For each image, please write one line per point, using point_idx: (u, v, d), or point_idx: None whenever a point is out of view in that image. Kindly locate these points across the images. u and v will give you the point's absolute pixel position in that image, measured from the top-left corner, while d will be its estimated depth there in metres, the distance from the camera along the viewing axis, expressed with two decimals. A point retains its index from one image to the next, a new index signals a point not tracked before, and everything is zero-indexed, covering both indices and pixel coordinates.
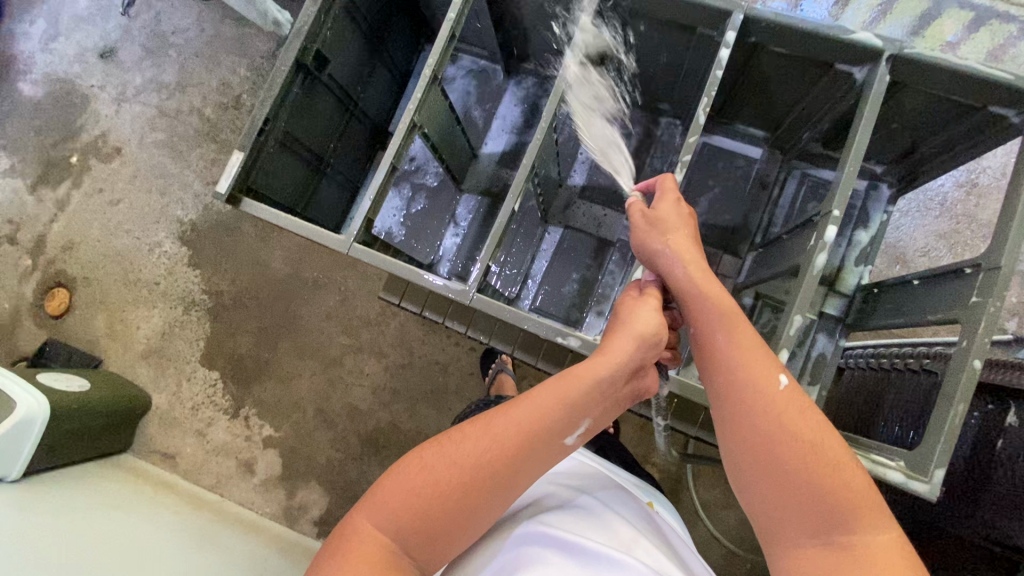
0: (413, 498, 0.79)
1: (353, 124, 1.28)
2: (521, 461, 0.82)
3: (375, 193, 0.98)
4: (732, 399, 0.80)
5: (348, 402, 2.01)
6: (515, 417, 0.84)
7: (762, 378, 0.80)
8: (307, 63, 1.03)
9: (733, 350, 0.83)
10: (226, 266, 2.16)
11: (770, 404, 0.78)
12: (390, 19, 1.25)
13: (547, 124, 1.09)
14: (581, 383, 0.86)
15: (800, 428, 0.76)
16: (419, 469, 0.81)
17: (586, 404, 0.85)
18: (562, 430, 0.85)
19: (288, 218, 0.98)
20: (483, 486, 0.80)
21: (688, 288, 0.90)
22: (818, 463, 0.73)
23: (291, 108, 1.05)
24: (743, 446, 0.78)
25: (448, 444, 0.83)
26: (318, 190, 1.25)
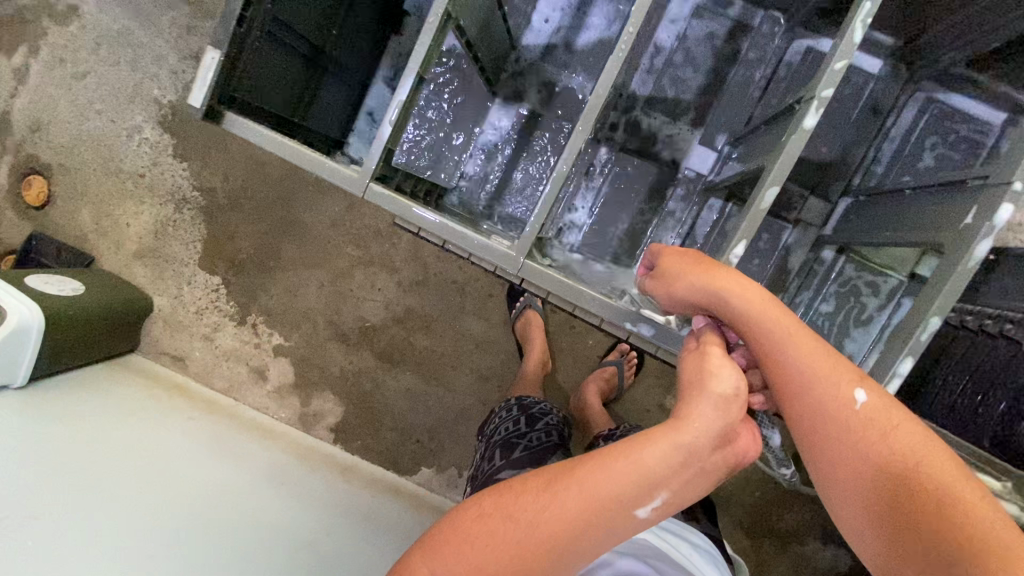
0: (467, 554, 0.76)
1: (360, 2, 1.00)
2: (586, 531, 0.77)
3: (397, 117, 0.76)
4: (820, 434, 0.80)
5: (361, 316, 1.91)
6: (580, 478, 0.78)
7: (843, 404, 0.80)
8: None
9: (809, 377, 0.81)
10: (217, 160, 1.93)
11: (856, 433, 0.78)
12: None
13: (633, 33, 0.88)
14: (653, 444, 0.79)
15: (892, 454, 0.76)
16: (476, 519, 0.79)
17: (664, 475, 0.78)
18: (635, 500, 0.78)
19: (285, 145, 0.78)
20: (544, 551, 0.75)
21: (743, 323, 0.84)
22: (920, 488, 0.74)
23: None
24: (839, 481, 0.79)
25: (508, 498, 0.80)
26: (318, 93, 1.01)
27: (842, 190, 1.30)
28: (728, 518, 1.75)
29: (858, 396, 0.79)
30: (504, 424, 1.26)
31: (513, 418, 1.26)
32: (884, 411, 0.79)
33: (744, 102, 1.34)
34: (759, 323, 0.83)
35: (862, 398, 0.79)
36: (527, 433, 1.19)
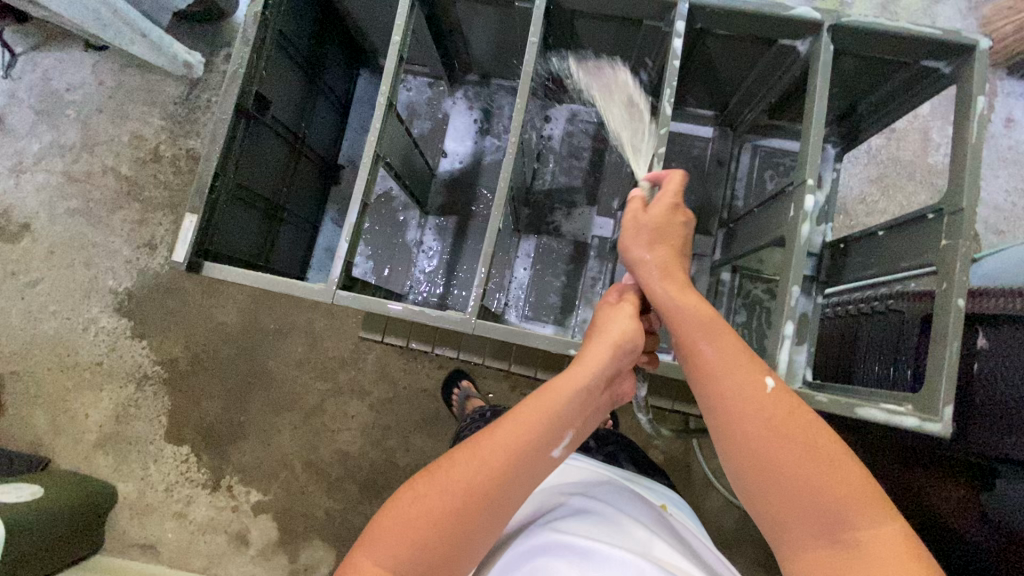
0: (408, 528, 0.80)
1: (303, 162, 1.21)
2: (512, 481, 0.85)
3: (351, 234, 0.93)
4: (728, 411, 0.85)
5: (338, 449, 1.92)
6: (505, 437, 0.86)
7: (747, 383, 0.85)
8: (249, 107, 0.96)
9: (720, 360, 0.88)
10: (175, 330, 2.01)
11: (761, 408, 0.83)
12: (323, 46, 1.19)
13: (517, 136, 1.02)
14: (561, 394, 0.91)
15: (791, 429, 0.81)
16: (413, 500, 0.82)
17: (570, 416, 0.91)
18: (551, 444, 0.89)
19: (259, 277, 0.91)
20: (478, 505, 0.82)
21: (667, 302, 0.94)
22: (806, 458, 0.78)
23: (239, 157, 0.97)
24: (735, 449, 0.83)
25: (439, 470, 0.84)
26: (278, 238, 1.18)
27: (717, 222, 1.40)
28: (742, 556, 1.76)
29: (765, 372, 0.84)
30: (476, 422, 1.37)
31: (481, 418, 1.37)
32: (784, 395, 0.84)
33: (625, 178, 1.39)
34: (677, 301, 0.94)
35: (768, 381, 0.85)
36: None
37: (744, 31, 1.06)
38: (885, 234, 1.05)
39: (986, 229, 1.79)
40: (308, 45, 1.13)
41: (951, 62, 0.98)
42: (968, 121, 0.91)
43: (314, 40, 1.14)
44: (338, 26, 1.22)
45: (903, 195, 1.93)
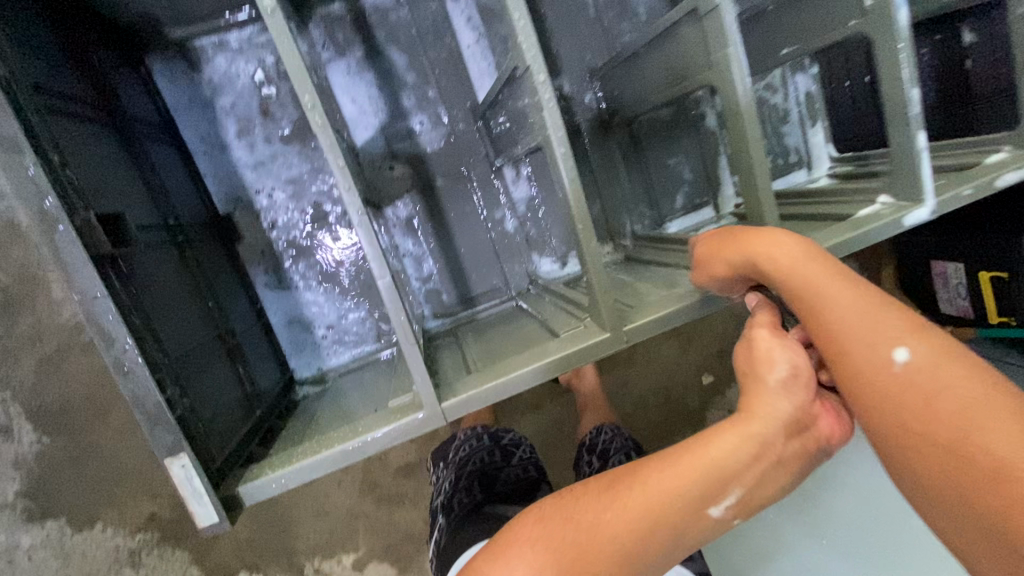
0: (532, 562, 0.57)
1: (197, 248, 0.79)
2: (661, 540, 0.56)
3: (408, 330, 0.62)
4: (881, 406, 0.53)
5: (399, 467, 1.73)
6: (653, 480, 0.58)
7: (897, 364, 0.52)
8: (106, 247, 0.54)
9: (853, 342, 0.55)
10: (126, 491, 1.56)
11: (919, 401, 0.51)
12: (93, 66, 0.69)
13: (539, 66, 0.62)
14: (713, 439, 0.58)
15: (971, 423, 0.48)
16: (536, 521, 0.59)
17: (733, 474, 0.57)
18: (710, 500, 0.57)
19: (326, 455, 0.63)
20: (623, 557, 0.56)
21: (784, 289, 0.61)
22: (965, 464, 0.47)
23: (152, 325, 0.59)
24: (905, 462, 0.51)
25: (566, 500, 0.61)
26: (247, 364, 0.82)
27: None
28: None
29: (912, 347, 0.52)
30: (468, 441, 1.06)
31: (489, 449, 1.04)
32: (932, 367, 0.51)
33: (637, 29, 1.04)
34: (788, 271, 0.60)
35: (898, 353, 0.53)
36: (503, 468, 1.01)
37: None
38: None
39: None
40: (75, 75, 0.64)
41: None
42: None
43: (73, 60, 0.65)
44: (83, 17, 0.70)
45: None
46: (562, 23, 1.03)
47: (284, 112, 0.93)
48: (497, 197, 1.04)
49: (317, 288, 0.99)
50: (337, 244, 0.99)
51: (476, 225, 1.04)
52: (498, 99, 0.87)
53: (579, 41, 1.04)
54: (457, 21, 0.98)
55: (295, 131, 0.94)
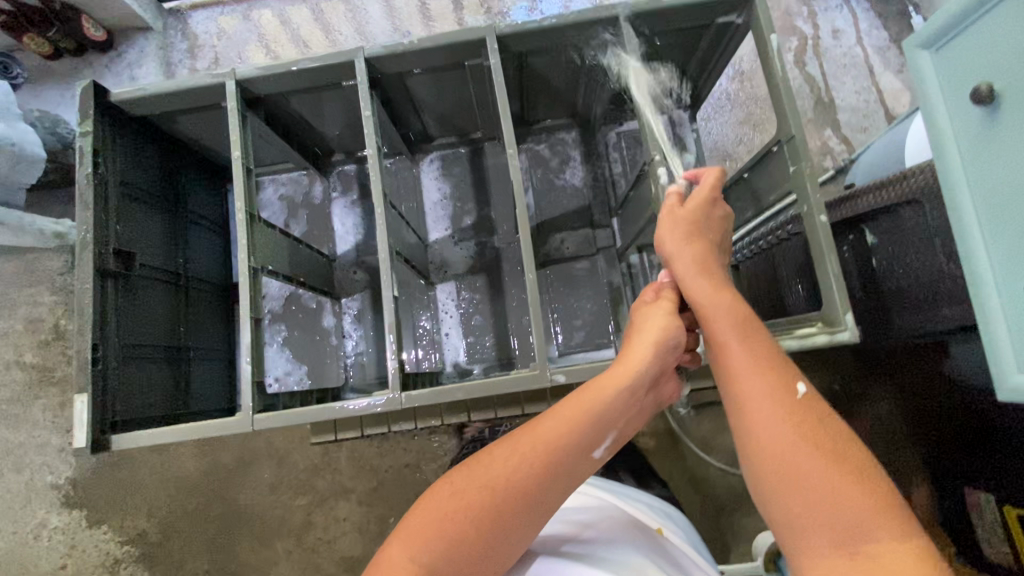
0: (445, 521, 0.75)
1: (195, 295, 1.17)
2: (549, 479, 0.80)
3: (251, 351, 0.89)
4: (757, 411, 0.73)
5: (341, 557, 1.82)
6: (544, 430, 0.82)
7: (775, 383, 0.75)
8: (111, 267, 0.94)
9: (750, 361, 0.78)
10: (134, 502, 1.87)
11: (785, 413, 0.72)
12: (176, 180, 1.16)
13: (383, 203, 0.96)
14: (605, 397, 0.85)
15: (814, 437, 0.70)
16: (450, 494, 0.78)
17: (609, 416, 0.85)
18: (588, 444, 0.83)
19: (171, 431, 0.88)
20: (517, 501, 0.77)
21: (702, 299, 0.86)
22: (818, 457, 0.68)
23: (116, 317, 0.94)
24: (755, 454, 0.72)
25: (479, 463, 0.80)
26: (192, 380, 1.11)
27: (606, 212, 1.35)
28: None
29: (793, 376, 0.75)
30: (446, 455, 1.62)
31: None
32: (816, 399, 0.74)
33: (559, 203, 1.36)
34: (704, 299, 0.86)
35: (800, 386, 0.75)
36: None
37: (555, 42, 1.03)
38: (752, 173, 1.12)
39: (853, 130, 2.00)
40: (160, 183, 1.11)
41: (741, 13, 1.00)
42: (767, 54, 0.97)
43: (164, 176, 1.13)
44: (190, 155, 1.21)
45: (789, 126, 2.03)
46: (506, 190, 1.36)
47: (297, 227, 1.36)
48: (427, 307, 1.33)
49: (276, 346, 1.31)
50: (300, 316, 1.32)
51: None
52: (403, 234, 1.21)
53: (511, 205, 1.35)
54: (425, 182, 1.38)
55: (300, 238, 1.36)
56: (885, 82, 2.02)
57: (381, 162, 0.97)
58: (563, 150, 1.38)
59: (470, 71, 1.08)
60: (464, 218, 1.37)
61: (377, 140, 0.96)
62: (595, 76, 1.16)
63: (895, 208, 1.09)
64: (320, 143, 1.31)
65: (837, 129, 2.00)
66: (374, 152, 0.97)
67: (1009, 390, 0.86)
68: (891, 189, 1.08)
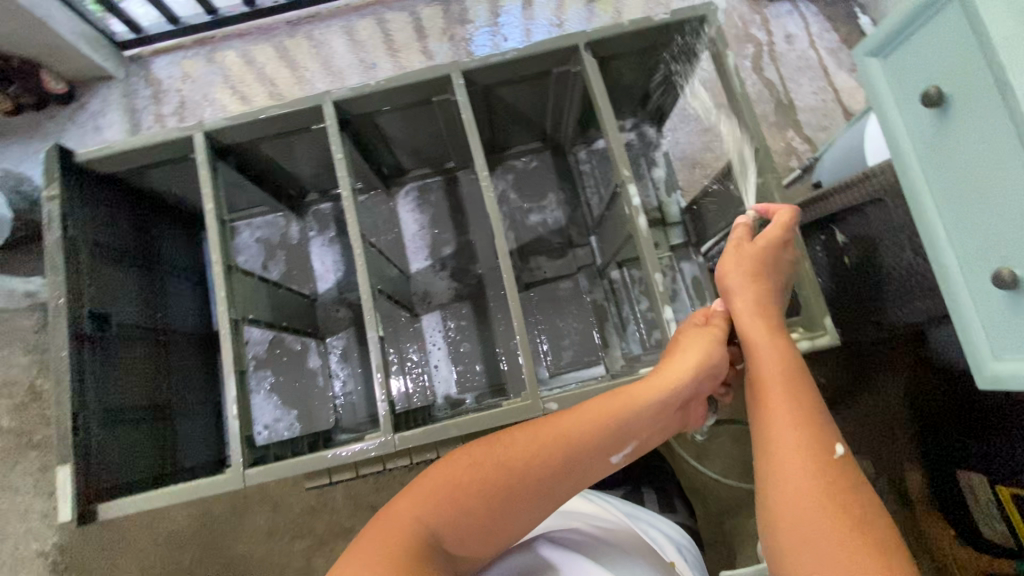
0: (455, 494, 0.77)
1: (176, 348, 1.13)
2: (565, 481, 0.80)
3: (238, 405, 0.88)
4: (790, 459, 0.76)
5: None
6: (572, 428, 0.83)
7: (813, 440, 0.77)
8: (86, 330, 0.92)
9: (793, 412, 0.80)
10: (125, 563, 1.80)
11: (814, 469, 0.74)
12: (149, 233, 1.13)
13: (360, 242, 0.96)
14: (637, 406, 0.85)
15: (839, 500, 0.71)
16: (468, 465, 0.79)
17: (637, 426, 0.85)
18: (612, 449, 0.83)
19: (160, 493, 0.86)
20: (528, 490, 0.78)
21: (756, 337, 0.88)
22: (838, 519, 0.69)
23: (95, 381, 0.92)
24: (775, 499, 0.74)
25: (500, 446, 0.81)
26: (178, 437, 1.07)
27: (583, 231, 1.36)
28: None
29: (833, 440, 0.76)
30: None
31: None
32: (850, 465, 0.75)
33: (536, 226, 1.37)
34: (761, 340, 0.87)
35: (838, 448, 0.76)
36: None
37: (519, 72, 1.06)
38: (721, 186, 1.17)
39: (814, 130, 2.07)
40: (132, 238, 1.09)
41: (697, 33, 1.04)
42: (725, 70, 1.00)
43: (137, 230, 1.10)
44: (164, 205, 1.17)
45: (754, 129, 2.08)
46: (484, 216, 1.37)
47: (277, 269, 1.35)
48: (414, 340, 1.32)
49: (262, 393, 1.28)
50: (285, 359, 1.30)
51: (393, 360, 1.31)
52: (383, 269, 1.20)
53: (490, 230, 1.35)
54: (403, 214, 1.38)
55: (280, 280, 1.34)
56: (840, 81, 2.09)
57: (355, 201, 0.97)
58: (537, 173, 1.39)
59: (437, 106, 1.11)
60: (445, 248, 1.37)
61: (350, 180, 0.96)
62: (561, 101, 1.19)
63: (860, 208, 1.12)
64: (294, 184, 1.31)
65: (798, 130, 2.06)
66: (347, 192, 0.97)
67: (989, 377, 0.87)
68: (856, 188, 1.10)
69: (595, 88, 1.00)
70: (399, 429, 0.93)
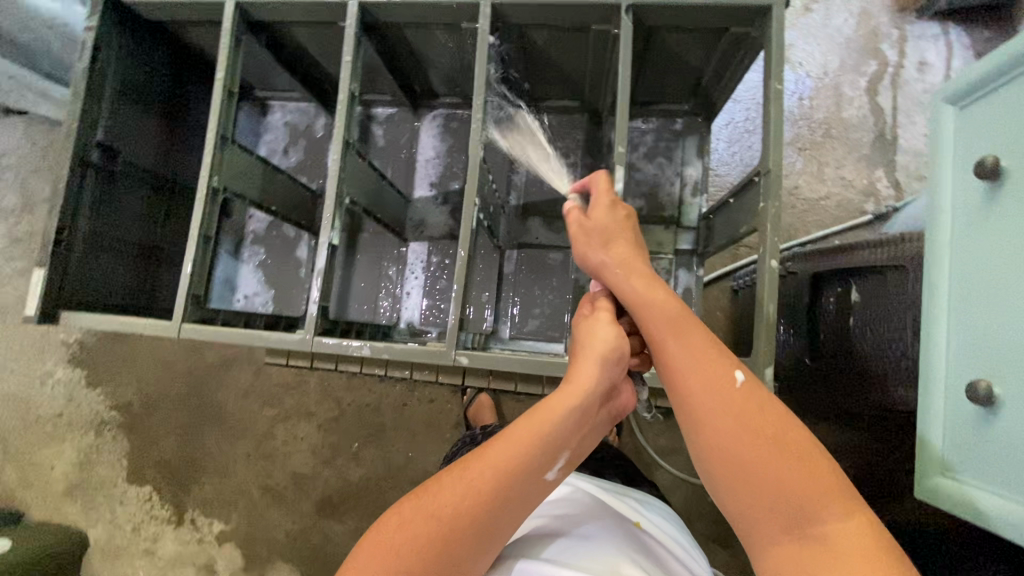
0: (386, 564, 0.63)
1: (180, 201, 1.24)
2: (505, 509, 0.67)
3: (191, 265, 0.94)
4: (701, 406, 0.68)
5: (291, 471, 1.95)
6: (493, 455, 0.68)
7: (714, 377, 0.69)
8: (92, 160, 1.00)
9: (686, 356, 0.71)
10: (127, 375, 2.04)
11: (727, 403, 0.67)
12: (182, 88, 1.21)
13: (339, 147, 0.97)
14: (553, 413, 0.71)
15: (756, 424, 0.65)
16: (396, 528, 0.65)
17: (566, 434, 0.71)
18: (544, 467, 0.69)
19: (113, 320, 0.95)
20: (468, 537, 0.64)
21: (634, 299, 0.77)
22: (764, 444, 0.64)
23: (92, 206, 1.01)
24: (706, 455, 0.67)
25: (423, 494, 0.67)
26: (161, 278, 1.19)
27: None
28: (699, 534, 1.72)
29: (730, 364, 0.69)
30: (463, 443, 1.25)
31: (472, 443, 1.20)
32: (757, 385, 0.69)
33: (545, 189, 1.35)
34: (639, 298, 0.76)
35: (737, 375, 0.69)
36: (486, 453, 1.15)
37: (556, 21, 1.00)
38: (734, 201, 1.05)
39: (908, 176, 1.80)
40: (163, 89, 1.16)
41: (756, 25, 0.94)
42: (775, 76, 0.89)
43: (171, 82, 1.17)
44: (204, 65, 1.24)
45: (844, 156, 1.85)
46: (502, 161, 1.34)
47: (296, 158, 1.40)
48: (397, 261, 1.36)
49: (246, 264, 1.38)
50: (278, 242, 1.39)
51: (372, 272, 1.36)
52: (380, 185, 1.21)
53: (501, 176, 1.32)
54: (423, 138, 1.39)
55: (295, 167, 1.39)
56: None
57: (351, 109, 0.99)
58: (562, 135, 1.36)
59: (468, 35, 1.07)
60: (451, 183, 1.37)
61: (351, 84, 0.97)
62: (601, 66, 1.12)
63: (881, 270, 1.03)
64: (329, 79, 1.32)
65: (890, 171, 1.80)
66: (348, 98, 0.98)
67: (927, 488, 0.81)
68: (885, 249, 1.03)
69: (623, 54, 0.94)
70: (323, 335, 0.95)
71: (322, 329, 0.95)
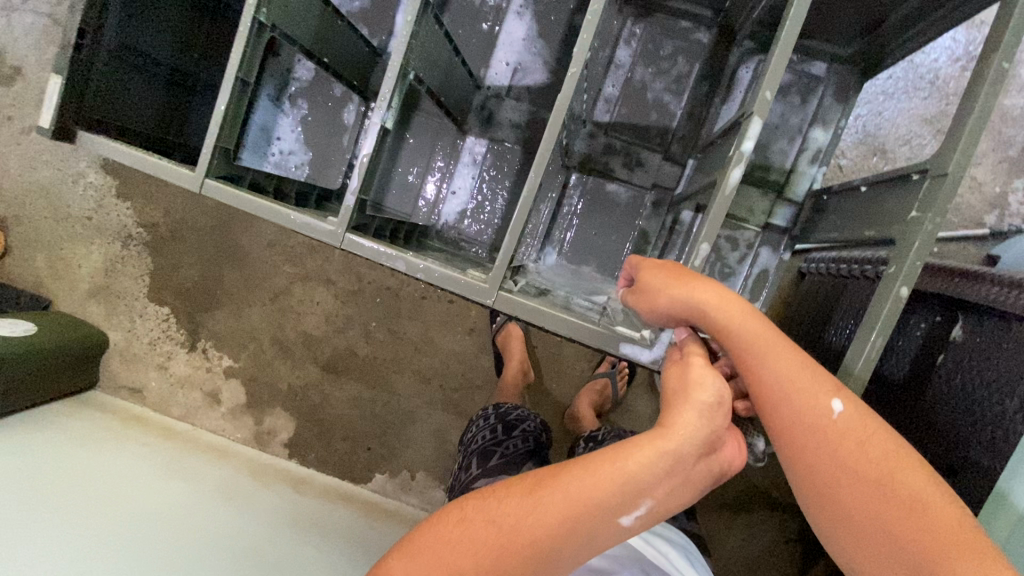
0: (446, 557, 0.64)
1: (216, 27, 1.18)
2: (571, 540, 0.65)
3: (222, 110, 0.80)
4: (805, 448, 0.67)
5: (302, 330, 1.97)
6: (565, 482, 0.66)
7: (816, 414, 0.67)
8: None
9: (782, 388, 0.68)
10: (157, 195, 2.00)
11: (832, 443, 0.66)
12: None
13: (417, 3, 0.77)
14: (635, 452, 0.66)
15: (866, 467, 0.64)
16: (456, 520, 0.67)
17: (648, 479, 0.66)
18: (619, 509, 0.66)
19: (129, 151, 0.84)
20: (525, 558, 0.64)
21: (723, 329, 0.70)
22: (878, 491, 0.63)
23: (124, 18, 0.95)
24: (819, 506, 0.66)
25: (490, 499, 0.68)
26: (183, 107, 1.18)
27: (685, 147, 1.16)
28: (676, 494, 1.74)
29: (830, 398, 0.66)
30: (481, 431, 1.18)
31: (490, 429, 1.15)
32: (863, 418, 0.66)
33: (639, 114, 1.17)
34: (730, 328, 0.70)
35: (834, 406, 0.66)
36: (503, 440, 1.12)
37: None
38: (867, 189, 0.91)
39: None
40: None
41: None
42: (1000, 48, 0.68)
43: None
44: None
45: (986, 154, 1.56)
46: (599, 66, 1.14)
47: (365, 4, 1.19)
48: (452, 156, 1.22)
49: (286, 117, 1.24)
50: (325, 101, 1.23)
51: (420, 157, 1.23)
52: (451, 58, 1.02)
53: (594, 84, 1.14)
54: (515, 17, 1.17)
55: (359, 14, 1.19)
56: None
57: None
58: (677, 52, 1.15)
59: None
60: (530, 79, 1.19)
61: None
62: None
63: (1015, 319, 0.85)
64: None
65: None
66: None
67: None
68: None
69: None
70: (354, 231, 0.84)
71: (355, 225, 0.84)
